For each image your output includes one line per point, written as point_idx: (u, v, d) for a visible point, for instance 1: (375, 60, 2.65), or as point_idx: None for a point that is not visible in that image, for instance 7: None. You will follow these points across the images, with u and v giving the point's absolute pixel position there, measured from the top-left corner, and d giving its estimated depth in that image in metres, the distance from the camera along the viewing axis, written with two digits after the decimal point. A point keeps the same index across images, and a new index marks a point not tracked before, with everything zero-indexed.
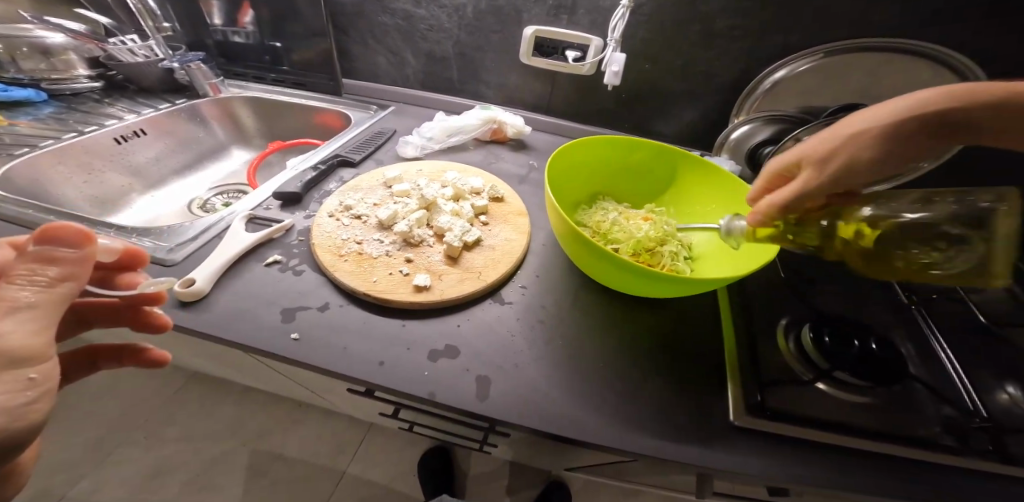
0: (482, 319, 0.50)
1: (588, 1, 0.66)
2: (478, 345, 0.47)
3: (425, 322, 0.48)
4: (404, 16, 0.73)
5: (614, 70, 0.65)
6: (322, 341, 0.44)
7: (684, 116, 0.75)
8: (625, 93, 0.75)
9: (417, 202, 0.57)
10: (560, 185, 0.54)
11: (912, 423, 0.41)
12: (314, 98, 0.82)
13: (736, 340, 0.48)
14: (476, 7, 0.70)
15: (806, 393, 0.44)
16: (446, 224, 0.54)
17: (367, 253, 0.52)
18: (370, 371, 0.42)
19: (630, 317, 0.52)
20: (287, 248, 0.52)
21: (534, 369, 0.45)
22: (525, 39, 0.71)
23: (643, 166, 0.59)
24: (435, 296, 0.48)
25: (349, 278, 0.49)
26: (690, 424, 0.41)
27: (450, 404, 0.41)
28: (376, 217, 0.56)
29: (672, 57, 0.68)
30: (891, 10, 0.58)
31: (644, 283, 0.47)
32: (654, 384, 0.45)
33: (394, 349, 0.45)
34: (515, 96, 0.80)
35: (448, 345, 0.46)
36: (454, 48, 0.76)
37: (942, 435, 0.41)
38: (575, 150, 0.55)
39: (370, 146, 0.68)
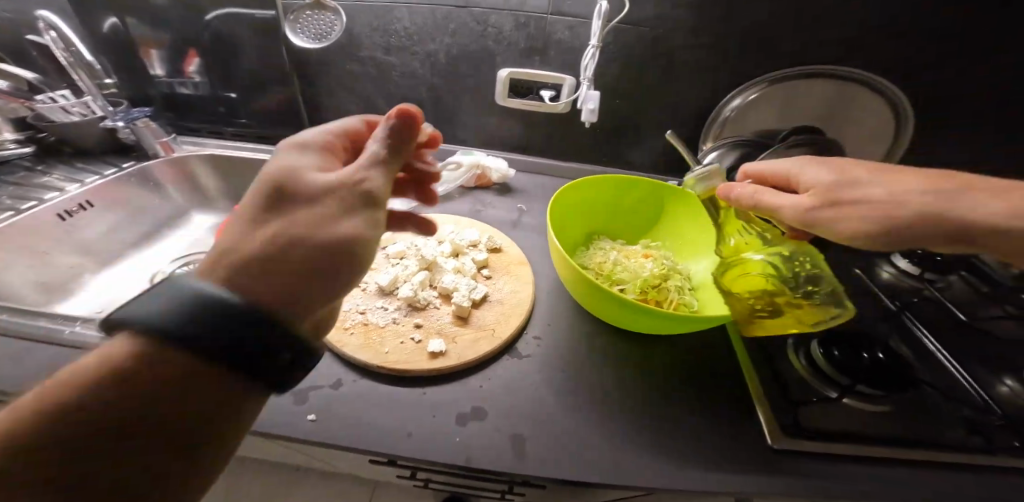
0: (503, 377, 0.48)
1: (558, 43, 0.69)
2: (506, 400, 0.46)
3: (445, 386, 0.46)
4: (373, 64, 0.71)
5: (590, 108, 0.68)
6: (344, 420, 0.41)
7: (657, 144, 0.79)
8: (600, 127, 0.78)
9: (417, 263, 0.55)
10: (560, 229, 0.55)
11: (937, 430, 0.44)
12: None
13: (754, 364, 0.50)
14: (448, 53, 0.70)
15: (831, 411, 0.45)
16: (450, 283, 0.53)
17: (373, 323, 0.49)
18: (399, 443, 0.40)
19: (645, 354, 0.53)
20: None
21: (566, 420, 0.45)
22: (501, 81, 0.72)
23: (634, 203, 0.61)
24: (453, 360, 0.47)
25: (359, 352, 0.46)
26: (725, 457, 0.42)
27: (489, 468, 0.39)
28: (375, 283, 0.53)
29: (642, 90, 0.72)
30: (832, 39, 0.63)
31: (658, 322, 0.48)
32: (683, 419, 0.46)
33: (421, 419, 0.42)
34: (493, 138, 0.81)
35: (475, 408, 0.44)
36: (428, 93, 0.75)
37: (965, 437, 0.43)
38: (570, 193, 0.56)
39: None
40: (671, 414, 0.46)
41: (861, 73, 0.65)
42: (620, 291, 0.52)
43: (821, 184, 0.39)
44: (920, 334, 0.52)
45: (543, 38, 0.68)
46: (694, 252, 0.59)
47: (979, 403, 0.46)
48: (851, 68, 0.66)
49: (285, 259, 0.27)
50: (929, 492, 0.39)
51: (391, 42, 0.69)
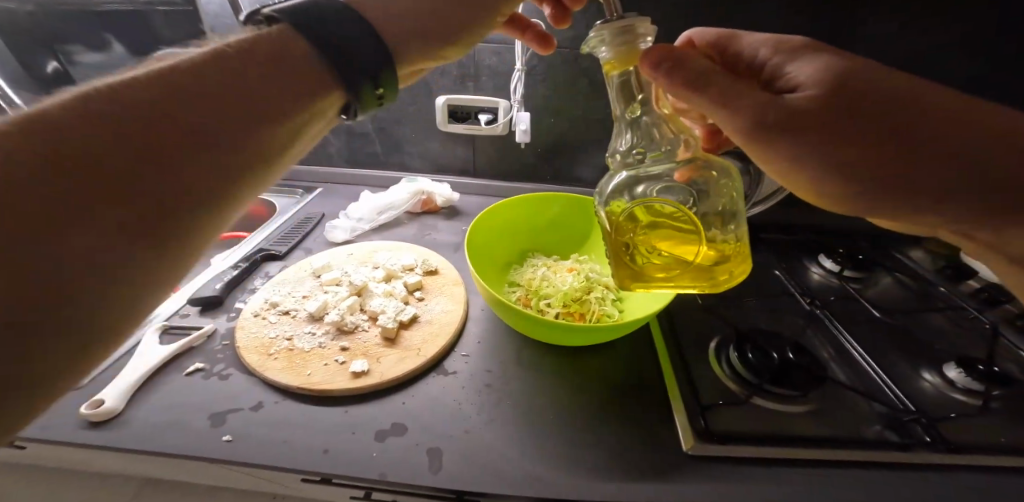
0: (427, 394, 0.49)
1: (488, 69, 0.72)
2: (426, 415, 0.46)
3: (368, 405, 0.47)
4: None
5: (523, 128, 0.71)
6: (259, 439, 0.42)
7: (599, 160, 0.81)
8: (540, 146, 0.80)
9: (348, 289, 0.57)
10: (479, 247, 0.57)
11: (856, 424, 0.43)
12: None
13: (675, 372, 0.50)
14: None
15: (746, 411, 0.45)
16: (379, 306, 0.55)
17: (298, 348, 0.51)
18: (313, 458, 0.41)
19: (576, 367, 0.53)
20: (209, 354, 0.50)
21: (487, 433, 0.45)
22: (439, 108, 0.75)
23: (560, 218, 0.63)
24: (375, 380, 0.48)
25: (281, 375, 0.47)
26: (646, 465, 0.41)
27: (403, 481, 0.40)
28: (305, 310, 0.55)
29: (574, 108, 0.75)
30: None
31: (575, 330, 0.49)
32: (609, 431, 0.45)
33: (338, 434, 0.43)
34: (440, 163, 0.84)
35: (394, 423, 0.45)
36: (373, 124, 0.78)
37: (885, 432, 0.43)
38: (493, 215, 0.59)
39: (298, 235, 0.68)
40: (597, 427, 0.46)
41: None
42: (544, 306, 0.54)
43: (815, 89, 0.31)
44: (834, 331, 0.53)
45: (473, 63, 0.72)
46: None
47: (898, 396, 0.46)
48: None
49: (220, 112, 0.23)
50: (852, 489, 0.38)
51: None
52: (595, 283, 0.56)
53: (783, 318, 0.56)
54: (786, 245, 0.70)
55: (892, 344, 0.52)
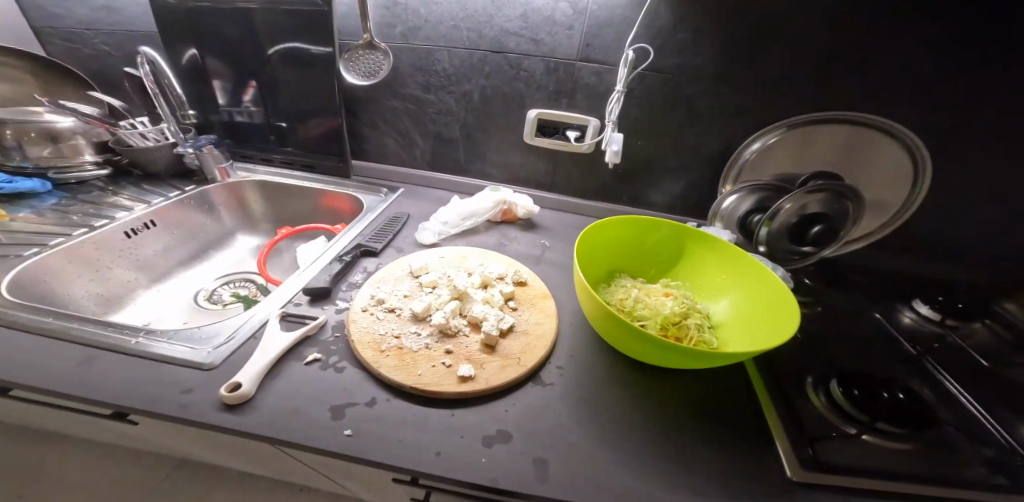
0: (527, 403, 0.50)
1: (585, 88, 0.73)
2: (531, 423, 0.48)
3: (473, 410, 0.48)
4: (413, 101, 0.76)
5: (614, 149, 0.71)
6: (377, 436, 0.43)
7: (679, 185, 0.82)
8: (623, 167, 0.81)
9: (449, 292, 0.59)
10: (587, 261, 0.58)
11: (962, 465, 0.45)
12: (324, 182, 0.79)
13: (774, 402, 0.51)
14: (482, 93, 0.75)
15: (850, 442, 0.46)
16: (480, 312, 0.56)
17: (407, 348, 0.52)
18: (427, 460, 0.42)
19: (670, 391, 0.54)
20: (324, 346, 0.51)
21: (588, 446, 0.46)
22: (529, 121, 0.77)
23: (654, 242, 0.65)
24: (480, 388, 0.49)
25: (394, 373, 0.48)
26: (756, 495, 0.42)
27: (513, 489, 0.41)
28: (409, 309, 0.56)
29: (664, 133, 0.75)
30: (848, 91, 0.66)
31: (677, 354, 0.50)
32: (716, 458, 0.46)
33: (449, 438, 0.45)
34: (519, 174, 0.85)
35: (500, 430, 0.46)
36: (462, 130, 0.79)
37: (993, 474, 0.44)
38: (600, 231, 0.60)
39: (389, 233, 0.70)
40: (702, 451, 0.46)
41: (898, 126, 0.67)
42: (641, 326, 0.54)
43: None
44: (930, 374, 0.55)
45: (570, 81, 0.73)
46: (712, 288, 0.61)
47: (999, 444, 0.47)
48: (888, 121, 0.67)
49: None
50: None
51: (431, 81, 0.74)
52: (691, 309, 0.57)
53: (874, 357, 0.57)
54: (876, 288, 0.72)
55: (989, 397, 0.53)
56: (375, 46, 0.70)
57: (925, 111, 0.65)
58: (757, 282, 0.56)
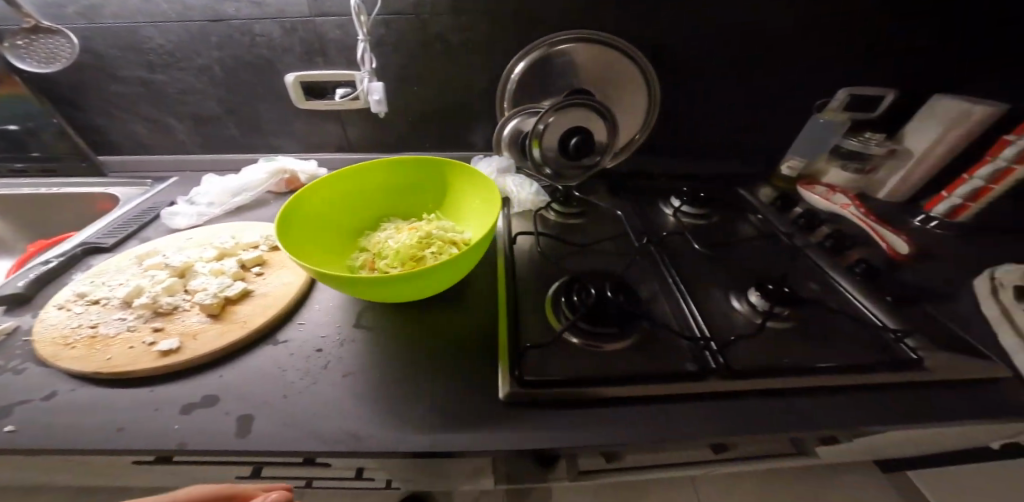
0: (250, 364, 0.48)
1: (336, 42, 0.65)
2: (255, 378, 0.46)
3: (181, 382, 0.45)
4: (142, 82, 0.68)
5: (376, 99, 0.67)
6: (40, 434, 0.39)
7: (471, 125, 0.80)
8: (408, 116, 0.78)
9: (171, 271, 0.55)
10: (325, 212, 0.55)
11: (675, 361, 0.48)
12: (71, 183, 0.72)
13: (506, 321, 0.52)
14: (223, 65, 0.66)
15: (568, 354, 0.49)
16: (201, 284, 0.53)
17: (103, 334, 0.48)
18: (100, 439, 0.39)
19: (418, 327, 0.53)
20: (5, 352, 0.46)
21: (308, 394, 0.45)
22: (290, 86, 0.67)
23: (408, 179, 0.62)
24: (183, 356, 0.46)
25: (77, 362, 0.45)
26: (468, 413, 0.43)
27: (203, 448, 0.39)
28: (121, 296, 0.52)
29: (432, 75, 0.73)
30: (583, 12, 0.67)
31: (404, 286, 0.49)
32: (435, 381, 0.47)
33: (138, 413, 0.42)
34: (310, 141, 0.78)
35: (206, 395, 0.44)
36: (221, 106, 0.71)
37: (688, 363, 0.47)
38: (337, 180, 0.57)
39: (132, 226, 0.64)
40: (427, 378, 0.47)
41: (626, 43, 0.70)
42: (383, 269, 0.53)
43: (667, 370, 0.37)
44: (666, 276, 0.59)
45: (316, 40, 0.65)
46: (468, 221, 0.61)
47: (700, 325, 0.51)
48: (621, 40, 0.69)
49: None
50: (649, 417, 0.43)
51: (152, 59, 0.66)
52: (437, 240, 0.56)
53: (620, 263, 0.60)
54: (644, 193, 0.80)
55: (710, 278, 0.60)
56: (45, 30, 0.61)
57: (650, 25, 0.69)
58: (493, 199, 0.56)
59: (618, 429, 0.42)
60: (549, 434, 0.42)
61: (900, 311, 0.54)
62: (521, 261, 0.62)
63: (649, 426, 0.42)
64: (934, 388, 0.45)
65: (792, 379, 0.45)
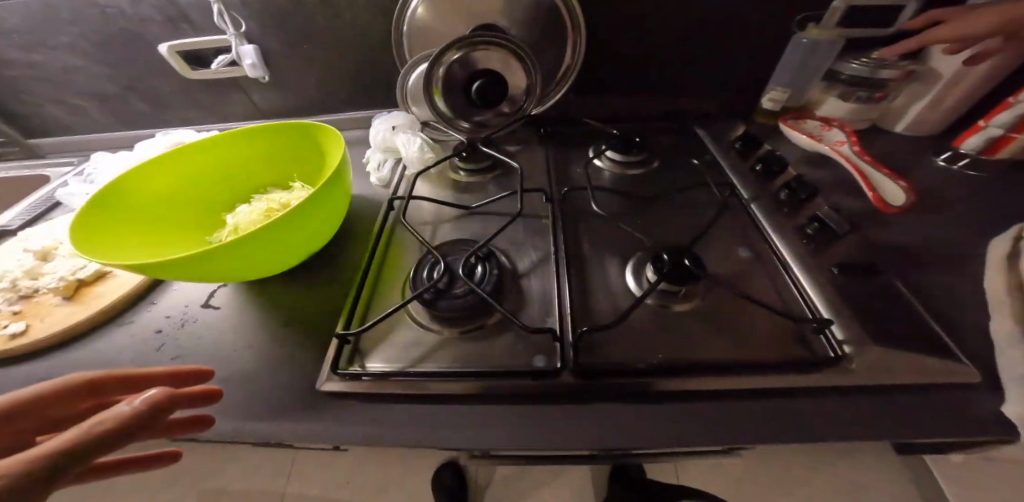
0: (90, 347, 0.44)
1: (191, 2, 0.60)
2: (82, 366, 0.42)
3: (20, 368, 0.43)
4: (30, 66, 0.67)
5: (249, 62, 0.63)
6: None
7: (379, 82, 0.72)
8: (307, 77, 0.71)
9: (36, 254, 0.52)
10: (166, 190, 0.50)
11: (525, 355, 0.41)
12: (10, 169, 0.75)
13: (357, 298, 0.47)
14: (91, 38, 0.64)
15: (412, 339, 0.43)
16: (56, 266, 0.50)
17: None
18: None
19: (276, 302, 0.48)
20: None
21: (134, 378, 0.41)
22: (167, 57, 0.63)
23: (269, 147, 0.56)
24: (6, 344, 0.43)
25: None
26: (289, 402, 0.38)
27: None
28: None
29: (314, 28, 0.65)
30: None
31: (228, 265, 0.44)
32: (262, 366, 0.42)
33: None
34: (216, 111, 0.75)
35: (37, 382, 0.41)
36: (117, 83, 0.70)
37: (538, 359, 0.40)
38: (180, 153, 0.51)
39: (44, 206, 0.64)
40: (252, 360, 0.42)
41: None
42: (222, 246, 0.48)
43: None
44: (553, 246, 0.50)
45: (172, 3, 0.60)
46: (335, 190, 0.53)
47: (572, 309, 0.44)
48: None
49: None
50: (490, 416, 0.37)
51: (26, 41, 0.64)
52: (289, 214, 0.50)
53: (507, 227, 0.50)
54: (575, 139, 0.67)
55: (611, 246, 0.50)
56: None
57: None
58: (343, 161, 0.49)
59: (431, 431, 0.36)
60: (356, 432, 0.36)
61: (851, 276, 0.42)
62: (399, 229, 0.55)
63: (471, 432, 0.36)
64: (857, 396, 0.35)
65: (660, 382, 0.37)
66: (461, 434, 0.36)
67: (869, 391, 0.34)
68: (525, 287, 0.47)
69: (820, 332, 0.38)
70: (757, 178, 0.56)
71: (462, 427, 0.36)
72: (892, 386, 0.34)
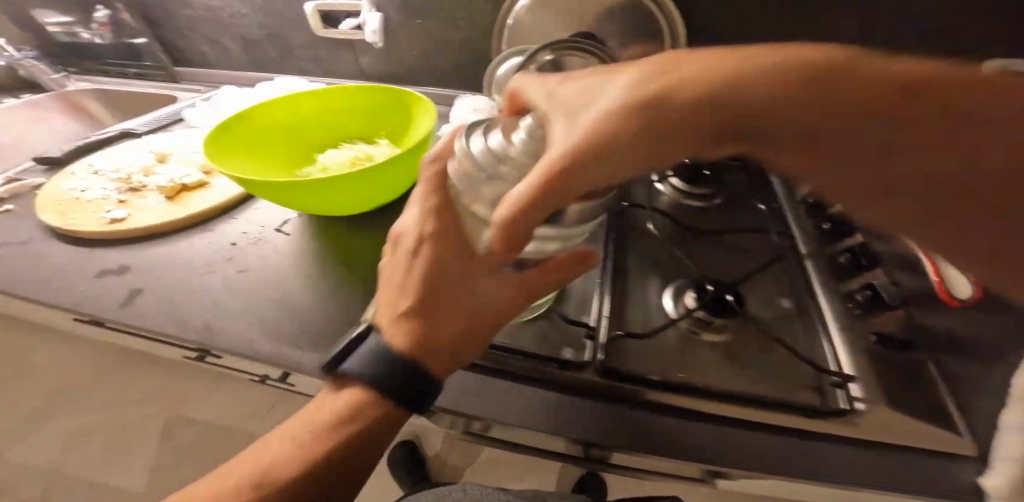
0: (174, 246, 0.50)
1: None
2: (160, 264, 0.48)
3: (116, 249, 0.49)
4: (207, 5, 0.79)
5: (371, 28, 0.70)
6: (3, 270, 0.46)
7: (476, 69, 0.78)
8: (415, 51, 0.78)
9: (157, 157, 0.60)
10: (272, 124, 0.57)
11: (551, 340, 0.43)
12: (157, 86, 0.88)
13: None
14: None
15: None
16: (171, 171, 0.57)
17: (83, 198, 0.53)
18: (30, 287, 0.44)
19: (341, 239, 0.54)
20: (23, 200, 0.55)
21: (208, 280, 0.47)
22: (309, 13, 0.74)
23: (368, 104, 0.62)
24: (124, 230, 0.50)
25: (50, 216, 0.50)
26: (326, 335, 0.41)
27: (87, 311, 0.42)
28: (113, 170, 0.58)
29: (435, 8, 0.72)
30: None
31: (316, 200, 0.50)
32: (313, 303, 0.45)
33: (66, 271, 0.46)
34: (330, 67, 0.84)
35: (122, 264, 0.47)
36: (261, 31, 0.81)
37: (564, 351, 0.42)
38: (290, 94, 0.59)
39: (167, 120, 0.72)
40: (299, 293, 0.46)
41: None
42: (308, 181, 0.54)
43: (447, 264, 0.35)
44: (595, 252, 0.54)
45: None
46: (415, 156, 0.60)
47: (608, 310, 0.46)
48: None
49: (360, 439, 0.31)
50: (509, 394, 0.40)
51: None
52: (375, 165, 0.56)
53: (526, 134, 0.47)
54: (643, 161, 0.71)
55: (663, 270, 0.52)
56: None
57: None
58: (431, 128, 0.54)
59: (454, 394, 0.40)
60: None
61: (894, 349, 0.43)
62: None
63: (493, 401, 0.39)
64: (862, 450, 0.36)
65: (637, 394, 0.39)
66: (465, 401, 0.39)
67: (861, 444, 0.37)
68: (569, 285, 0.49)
69: (837, 388, 0.39)
70: (825, 238, 0.55)
71: (483, 398, 0.39)
72: (888, 446, 0.37)
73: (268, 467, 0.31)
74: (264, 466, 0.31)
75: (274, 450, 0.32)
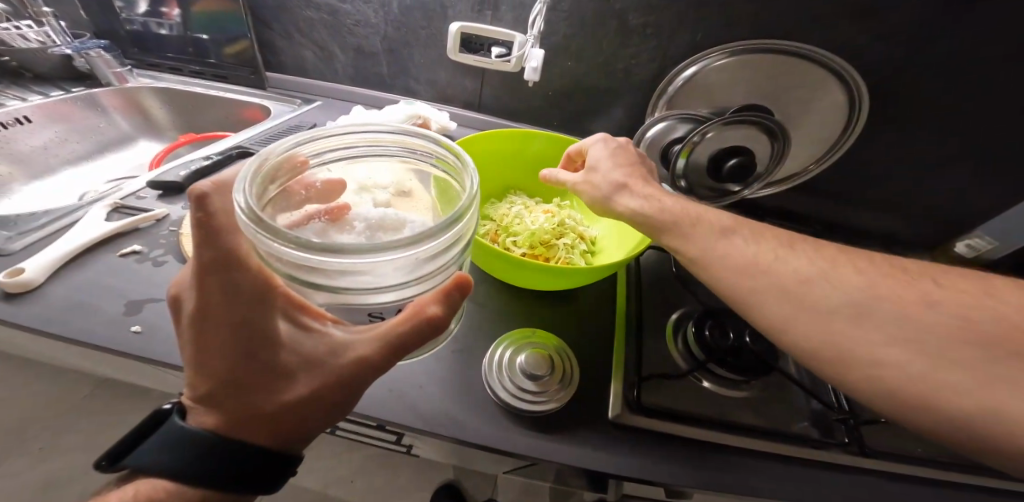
0: None
1: None
2: None
3: None
4: (329, 11, 0.72)
5: (533, 66, 0.66)
6: (171, 334, 0.38)
7: (613, 115, 0.76)
8: (551, 90, 0.75)
9: None
10: None
11: (788, 420, 0.48)
12: (240, 92, 0.79)
13: (626, 335, 0.52)
14: (402, 3, 0.68)
15: (691, 392, 0.48)
16: None
17: None
18: None
19: (539, 314, 0.53)
20: (152, 238, 0.46)
21: (437, 364, 0.45)
22: (451, 34, 0.67)
23: (550, 160, 0.62)
24: None
25: None
26: (607, 425, 0.43)
27: None
28: None
29: (593, 52, 0.69)
30: (783, 23, 0.62)
31: (540, 274, 0.47)
32: (561, 393, 0.44)
33: None
34: (449, 93, 0.79)
35: None
36: (383, 44, 0.74)
37: (811, 429, 0.48)
38: (480, 143, 0.57)
39: (281, 139, 0.64)
40: (533, 390, 0.42)
41: (831, 57, 0.62)
42: (510, 243, 0.52)
43: None
44: None
45: None
46: (600, 218, 0.59)
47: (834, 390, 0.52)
48: (826, 54, 0.62)
49: (357, 371, 0.30)
50: (785, 480, 0.43)
51: None
52: (569, 230, 0.54)
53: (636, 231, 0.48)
54: None
55: None
56: None
57: (869, 47, 0.62)
58: None
59: (741, 480, 0.42)
60: (681, 473, 0.41)
61: None
62: (638, 272, 0.61)
63: (780, 488, 0.43)
64: None
65: (892, 470, 0.46)
66: (744, 485, 0.42)
67: None
68: (786, 366, 0.53)
69: None
70: None
71: (771, 485, 0.42)
72: None
73: (234, 385, 0.29)
74: (234, 382, 0.28)
75: (235, 365, 0.29)
